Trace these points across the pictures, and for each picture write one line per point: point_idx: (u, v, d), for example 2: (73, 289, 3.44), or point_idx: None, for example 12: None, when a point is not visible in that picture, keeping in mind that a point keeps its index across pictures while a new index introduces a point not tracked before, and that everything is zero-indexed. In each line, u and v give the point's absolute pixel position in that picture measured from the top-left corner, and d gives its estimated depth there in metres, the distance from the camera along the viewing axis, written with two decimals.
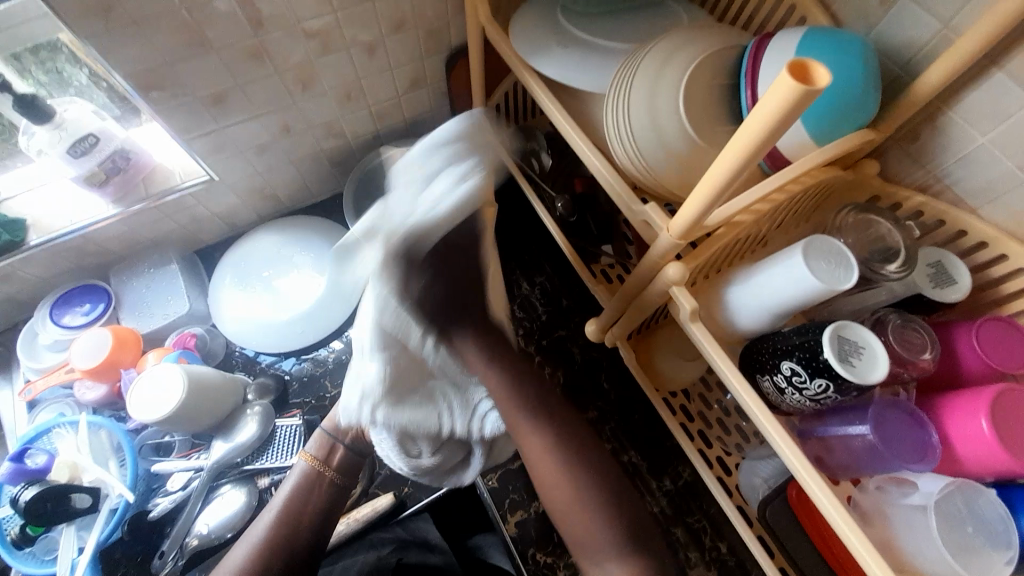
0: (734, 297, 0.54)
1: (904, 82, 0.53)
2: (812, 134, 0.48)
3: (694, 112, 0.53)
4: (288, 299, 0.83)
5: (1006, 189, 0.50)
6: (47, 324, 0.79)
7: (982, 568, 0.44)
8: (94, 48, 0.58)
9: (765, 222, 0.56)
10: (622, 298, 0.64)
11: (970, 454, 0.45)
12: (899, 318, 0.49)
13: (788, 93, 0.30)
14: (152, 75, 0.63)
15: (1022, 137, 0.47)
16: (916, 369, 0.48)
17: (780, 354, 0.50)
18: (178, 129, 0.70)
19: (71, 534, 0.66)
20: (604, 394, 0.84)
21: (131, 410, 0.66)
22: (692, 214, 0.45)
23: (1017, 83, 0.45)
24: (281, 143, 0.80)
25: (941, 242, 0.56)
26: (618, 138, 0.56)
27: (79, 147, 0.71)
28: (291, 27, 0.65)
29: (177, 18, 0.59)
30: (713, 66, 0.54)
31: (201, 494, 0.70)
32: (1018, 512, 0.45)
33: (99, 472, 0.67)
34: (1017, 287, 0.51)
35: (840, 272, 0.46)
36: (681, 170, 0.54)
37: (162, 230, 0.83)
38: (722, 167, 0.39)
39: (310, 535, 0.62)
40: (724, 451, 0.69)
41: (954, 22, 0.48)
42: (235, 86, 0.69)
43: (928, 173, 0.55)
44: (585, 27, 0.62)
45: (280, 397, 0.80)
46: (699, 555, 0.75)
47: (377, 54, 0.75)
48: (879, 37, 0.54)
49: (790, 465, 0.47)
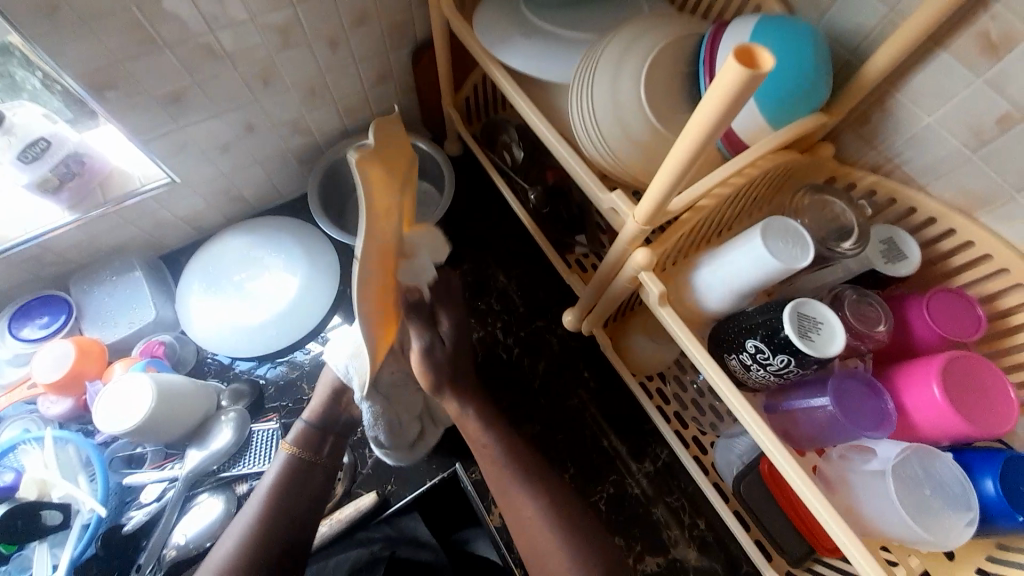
0: (701, 280, 0.55)
1: (854, 66, 0.55)
2: (768, 120, 0.49)
3: (656, 100, 0.54)
4: (259, 304, 0.82)
5: (952, 166, 0.52)
6: (5, 338, 0.75)
7: (939, 530, 0.46)
8: (40, 48, 0.56)
9: (727, 206, 0.58)
10: (596, 286, 0.64)
11: (922, 419, 0.48)
12: (855, 293, 0.52)
13: (735, 78, 0.31)
14: (103, 74, 0.61)
15: (963, 117, 0.49)
16: (872, 342, 0.50)
17: (745, 333, 0.52)
18: (134, 131, 0.68)
19: (44, 552, 0.64)
20: (585, 382, 0.85)
21: (98, 422, 0.64)
22: (656, 199, 0.46)
23: (959, 63, 0.47)
24: (245, 142, 0.78)
25: (894, 219, 0.58)
26: (583, 127, 0.56)
27: (30, 152, 0.69)
28: (249, 22, 0.63)
29: (128, 15, 0.56)
30: (673, 54, 0.55)
31: (178, 504, 0.69)
32: (977, 476, 0.47)
33: (68, 487, 0.65)
34: (964, 260, 0.54)
35: (797, 251, 0.48)
36: (645, 158, 0.55)
37: (125, 237, 0.80)
38: (678, 155, 0.40)
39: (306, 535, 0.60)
40: (699, 431, 0.71)
41: (899, 6, 0.50)
42: (194, 85, 0.67)
43: (880, 154, 0.57)
44: (547, 17, 0.62)
45: (256, 402, 0.78)
46: (680, 533, 0.77)
47: (341, 48, 0.74)
48: (830, 23, 0.56)
49: (760, 441, 0.49)
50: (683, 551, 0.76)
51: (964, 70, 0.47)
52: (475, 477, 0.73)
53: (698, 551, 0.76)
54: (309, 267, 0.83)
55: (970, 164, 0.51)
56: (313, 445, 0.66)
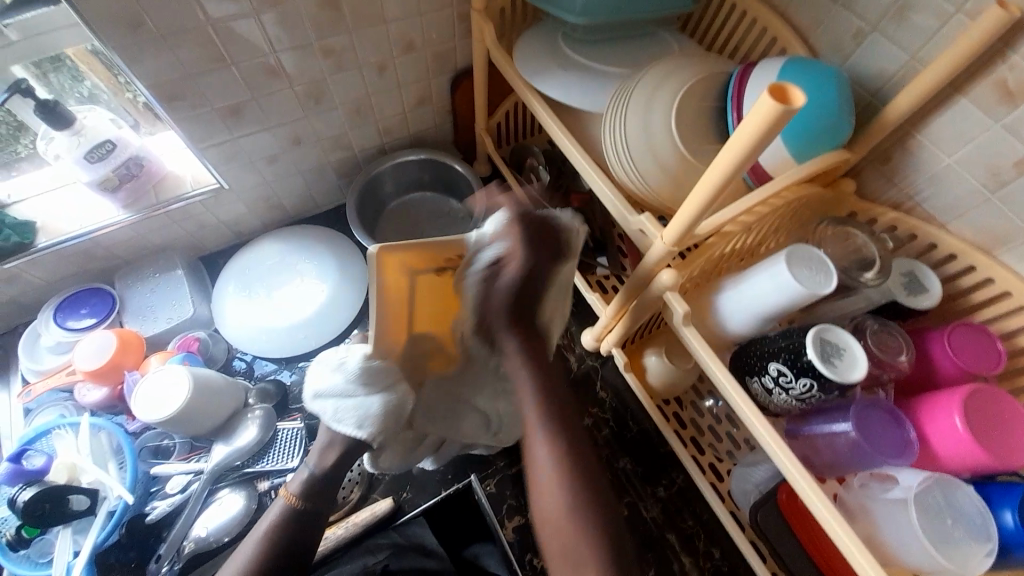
0: (724, 304, 0.57)
1: (876, 108, 0.58)
2: (793, 153, 0.52)
3: (686, 132, 0.57)
4: (287, 309, 0.85)
5: (972, 205, 0.54)
6: (51, 327, 0.79)
7: (960, 559, 0.46)
8: (121, 59, 0.61)
9: (751, 235, 0.60)
10: (620, 305, 0.65)
11: (945, 450, 0.48)
12: (876, 323, 0.53)
13: (769, 112, 0.34)
14: (173, 86, 0.66)
15: (983, 158, 0.52)
16: (893, 371, 0.52)
17: (767, 357, 0.53)
18: (192, 139, 0.73)
19: (67, 537, 0.66)
20: (601, 401, 0.86)
21: (136, 410, 0.67)
22: (685, 223, 0.48)
23: (979, 109, 0.50)
24: (291, 154, 0.83)
25: (914, 255, 0.60)
26: (615, 154, 0.60)
27: (96, 152, 0.74)
28: (307, 45, 0.69)
29: (202, 34, 0.62)
30: (702, 91, 0.58)
31: (200, 497, 0.70)
32: (997, 507, 0.47)
33: (98, 473, 0.67)
34: (985, 296, 0.55)
35: (820, 278, 0.50)
36: (673, 184, 0.57)
37: (169, 236, 0.85)
38: (708, 182, 0.43)
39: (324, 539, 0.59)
40: (716, 458, 0.72)
41: (920, 54, 0.53)
42: (252, 99, 0.72)
43: (900, 191, 0.60)
44: (584, 53, 0.67)
45: (281, 402, 0.80)
46: (693, 562, 0.76)
47: (388, 73, 0.79)
48: (852, 68, 0.59)
49: (782, 465, 0.49)
50: None
51: (984, 114, 0.50)
52: (489, 490, 0.78)
53: None
54: (340, 275, 0.87)
55: (990, 203, 0.53)
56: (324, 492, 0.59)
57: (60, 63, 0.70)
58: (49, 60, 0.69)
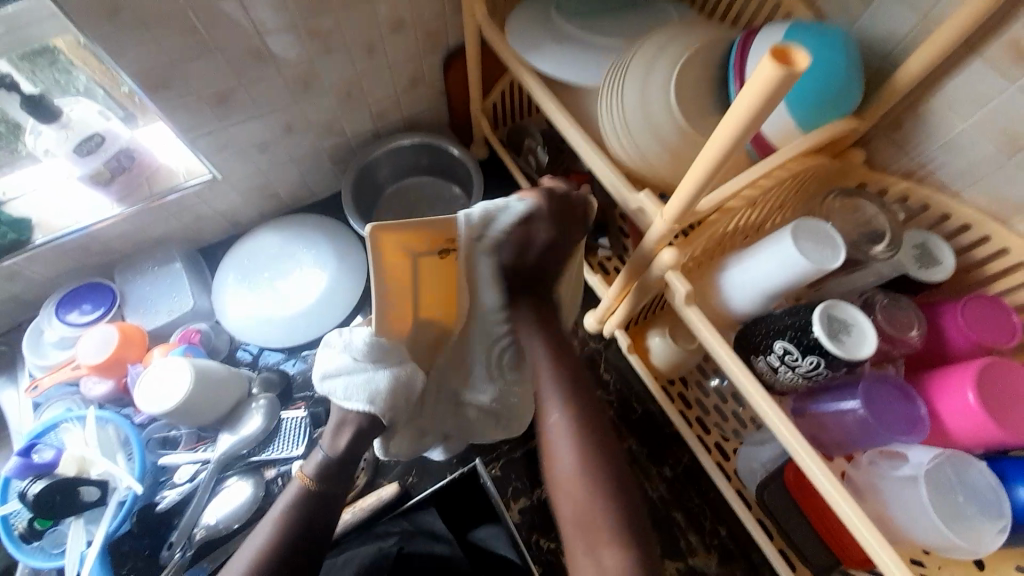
0: (728, 281, 0.56)
1: (886, 72, 0.56)
2: (798, 122, 0.50)
3: (686, 103, 0.55)
4: (286, 300, 0.84)
5: (987, 173, 0.52)
6: (54, 321, 0.80)
7: (973, 536, 0.45)
8: (103, 47, 0.59)
9: (754, 210, 0.58)
10: (621, 286, 0.64)
11: (957, 425, 0.47)
12: (886, 297, 0.51)
13: (771, 76, 0.32)
14: (158, 74, 0.64)
15: (999, 122, 0.49)
16: (904, 346, 0.50)
17: (772, 335, 0.52)
18: (182, 129, 0.71)
19: (81, 527, 0.67)
20: (605, 384, 0.85)
21: (139, 402, 0.67)
22: (685, 199, 0.47)
23: (995, 69, 0.47)
24: (284, 141, 0.82)
25: (926, 226, 0.58)
26: (613, 129, 0.57)
27: (86, 146, 0.73)
28: (293, 27, 0.67)
29: (184, 19, 0.60)
30: (703, 60, 0.56)
31: (209, 485, 0.71)
32: (1011, 482, 0.46)
33: (107, 465, 0.68)
34: (1001, 266, 0.53)
35: (827, 253, 0.48)
36: (672, 158, 0.55)
37: (166, 229, 0.84)
38: (708, 156, 0.41)
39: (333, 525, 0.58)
40: (722, 437, 0.71)
41: (933, 13, 0.50)
42: (239, 86, 0.70)
43: (912, 160, 0.57)
44: (579, 25, 0.64)
45: (284, 391, 0.81)
46: (699, 540, 0.76)
47: (378, 54, 0.77)
48: (861, 30, 0.56)
49: (787, 444, 0.49)
50: (703, 558, 0.75)
51: (1001, 75, 0.47)
52: (494, 474, 0.78)
53: (718, 557, 0.75)
54: (339, 264, 0.86)
55: (1005, 170, 0.51)
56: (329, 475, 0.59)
57: (49, 57, 0.69)
58: (40, 55, 0.68)
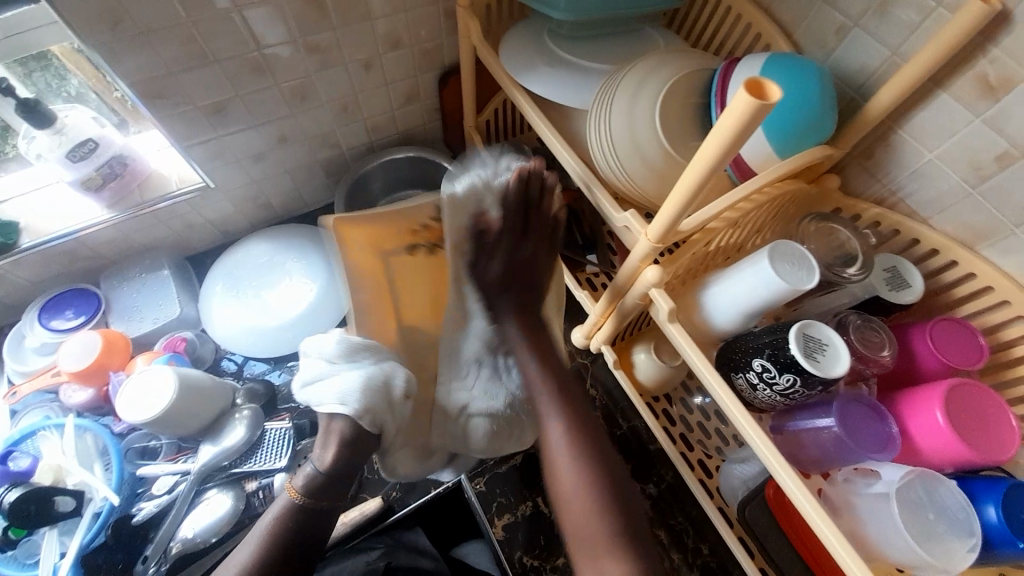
0: (709, 300, 0.57)
1: (859, 103, 0.59)
2: (775, 148, 0.52)
3: (670, 128, 0.57)
4: (274, 309, 0.84)
5: (953, 201, 0.55)
6: (35, 327, 0.79)
7: (944, 554, 0.46)
8: (103, 56, 0.60)
9: (735, 232, 0.60)
10: (607, 303, 0.65)
11: (926, 444, 0.49)
12: (859, 318, 0.53)
13: (745, 107, 0.34)
14: (156, 83, 0.65)
15: (964, 153, 0.52)
16: (877, 366, 0.52)
17: (751, 353, 0.53)
18: (177, 138, 0.72)
19: (53, 539, 0.65)
20: (591, 398, 0.86)
21: (121, 409, 0.67)
22: (667, 219, 0.48)
23: (959, 103, 0.50)
24: (278, 152, 0.83)
25: (898, 250, 0.60)
26: (601, 149, 0.59)
27: (78, 151, 0.73)
28: (293, 42, 0.68)
29: (185, 31, 0.62)
30: (686, 87, 0.58)
31: (188, 498, 0.70)
32: (980, 502, 0.47)
33: (85, 475, 0.67)
34: (968, 290, 0.55)
35: (803, 274, 0.50)
36: (657, 179, 0.57)
37: (156, 236, 0.84)
38: (690, 179, 0.43)
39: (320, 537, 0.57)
40: (705, 454, 0.72)
41: (902, 50, 0.53)
42: (236, 97, 0.72)
43: (884, 187, 0.60)
44: (570, 49, 0.67)
45: (269, 402, 0.80)
46: (682, 559, 0.76)
47: (374, 70, 0.78)
48: (836, 63, 0.59)
49: (765, 459, 0.49)
50: None
51: (965, 109, 0.50)
52: (479, 489, 0.76)
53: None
54: (328, 275, 0.86)
55: (970, 198, 0.53)
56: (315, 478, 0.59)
57: (45, 62, 0.70)
58: (35, 59, 0.69)
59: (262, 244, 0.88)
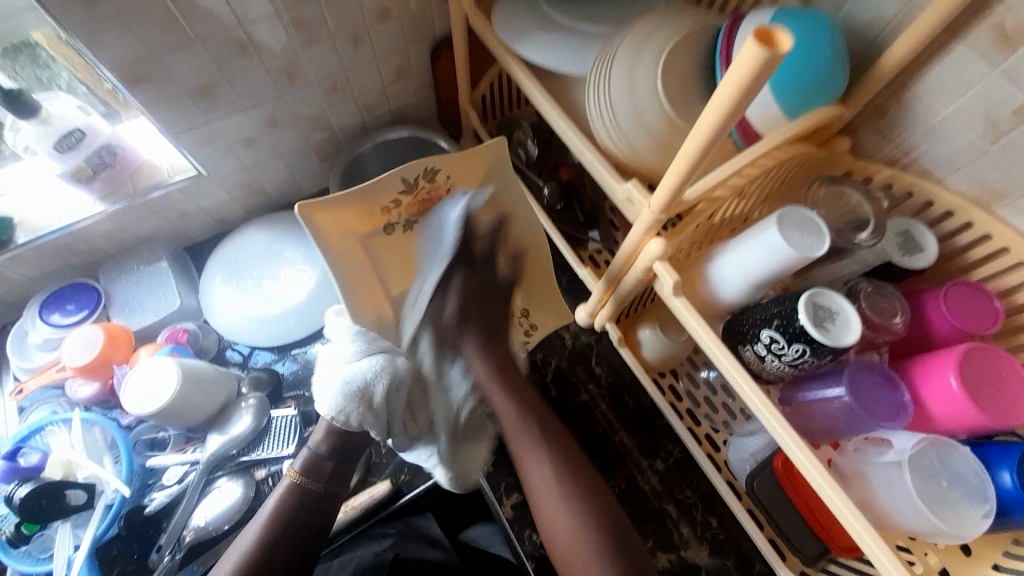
0: (715, 272, 0.56)
1: (871, 59, 0.56)
2: (783, 109, 0.50)
3: (672, 93, 0.55)
4: (276, 298, 0.83)
5: (969, 159, 0.52)
6: (37, 323, 0.78)
7: (957, 521, 0.45)
8: (81, 40, 0.58)
9: (741, 201, 0.58)
10: (610, 280, 0.64)
11: (939, 411, 0.48)
12: (871, 285, 0.52)
13: (753, 59, 0.32)
14: (138, 68, 0.63)
15: (981, 108, 0.49)
16: (888, 333, 0.50)
17: (759, 324, 0.52)
18: (164, 124, 0.70)
19: (67, 532, 0.67)
20: (596, 376, 0.85)
21: (126, 402, 0.67)
22: (671, 188, 0.46)
23: (978, 54, 0.47)
24: (269, 136, 0.81)
25: (911, 213, 0.58)
26: (600, 119, 0.57)
27: (66, 142, 0.72)
28: (277, 18, 0.66)
29: (163, 11, 0.59)
30: (688, 49, 0.55)
31: (198, 487, 0.70)
32: (995, 467, 0.46)
33: (94, 468, 0.68)
34: (983, 253, 0.54)
35: (813, 241, 0.49)
36: (659, 148, 0.55)
37: (151, 227, 0.83)
38: (694, 142, 0.41)
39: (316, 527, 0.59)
40: (711, 428, 0.71)
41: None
42: (221, 79, 0.69)
43: (897, 148, 0.57)
44: (565, 14, 0.64)
45: (274, 390, 0.80)
46: (691, 531, 0.76)
47: (363, 45, 0.76)
48: (847, 17, 0.56)
49: (775, 432, 0.49)
50: (694, 549, 0.75)
51: (984, 60, 0.47)
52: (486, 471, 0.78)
53: (708, 547, 0.75)
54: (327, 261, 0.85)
55: (987, 156, 0.51)
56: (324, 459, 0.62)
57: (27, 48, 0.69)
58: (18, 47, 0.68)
59: (260, 231, 0.87)
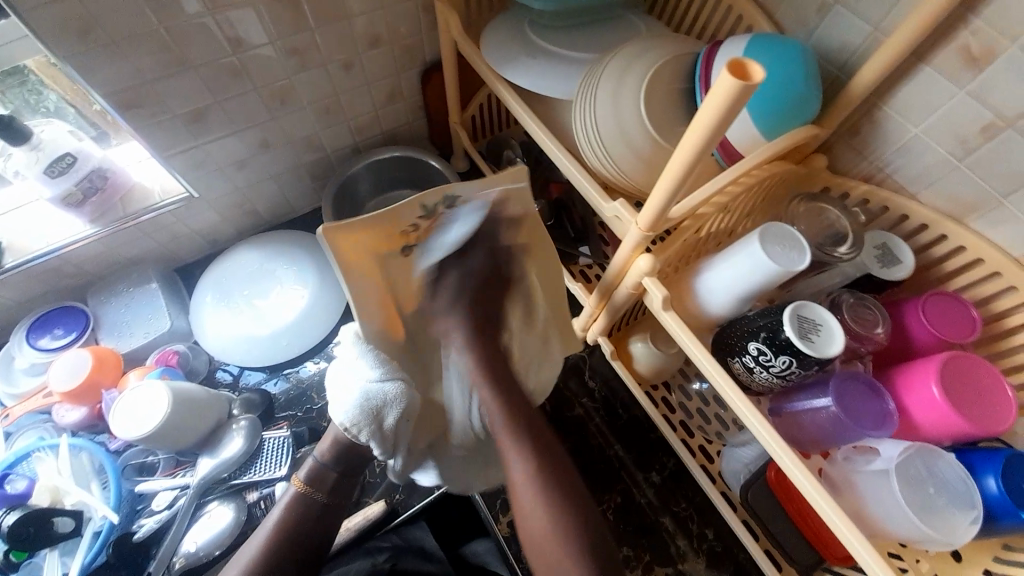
0: (703, 287, 0.57)
1: (844, 81, 0.58)
2: (761, 130, 0.52)
3: (656, 114, 0.57)
4: (268, 317, 0.83)
5: (940, 175, 0.55)
6: (24, 348, 0.77)
7: (946, 527, 0.46)
8: (75, 67, 0.59)
9: (725, 216, 0.60)
10: (602, 294, 0.65)
11: (923, 418, 0.49)
12: (852, 297, 0.53)
13: (729, 88, 0.34)
14: (132, 94, 0.64)
15: (949, 126, 0.52)
16: (871, 343, 0.52)
17: (747, 336, 0.53)
18: (156, 148, 0.71)
19: (54, 558, 0.65)
20: (590, 390, 0.86)
21: (114, 427, 0.66)
22: (657, 207, 0.48)
23: (944, 77, 0.50)
24: (261, 158, 0.82)
25: (889, 226, 0.60)
26: (587, 139, 0.59)
27: (56, 167, 0.71)
28: (270, 45, 0.67)
29: (157, 38, 0.60)
30: (670, 72, 0.58)
31: (189, 512, 0.69)
32: (980, 474, 0.47)
33: (82, 495, 0.66)
34: (958, 264, 0.56)
35: (795, 255, 0.50)
36: (645, 166, 0.57)
37: (142, 249, 0.83)
38: (677, 163, 0.43)
39: (312, 545, 0.58)
40: (705, 439, 0.72)
41: (883, 25, 0.53)
42: (215, 103, 0.70)
43: (872, 164, 0.60)
44: (550, 39, 0.66)
45: (266, 411, 0.79)
46: (688, 544, 0.76)
47: (354, 69, 0.77)
48: (819, 41, 0.59)
49: (766, 443, 0.49)
50: (692, 562, 0.75)
51: (949, 81, 0.50)
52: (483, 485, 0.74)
53: (706, 562, 0.75)
54: (319, 280, 0.85)
55: (956, 172, 0.53)
56: (321, 482, 0.61)
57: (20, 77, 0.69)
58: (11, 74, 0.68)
59: (252, 249, 0.87)
